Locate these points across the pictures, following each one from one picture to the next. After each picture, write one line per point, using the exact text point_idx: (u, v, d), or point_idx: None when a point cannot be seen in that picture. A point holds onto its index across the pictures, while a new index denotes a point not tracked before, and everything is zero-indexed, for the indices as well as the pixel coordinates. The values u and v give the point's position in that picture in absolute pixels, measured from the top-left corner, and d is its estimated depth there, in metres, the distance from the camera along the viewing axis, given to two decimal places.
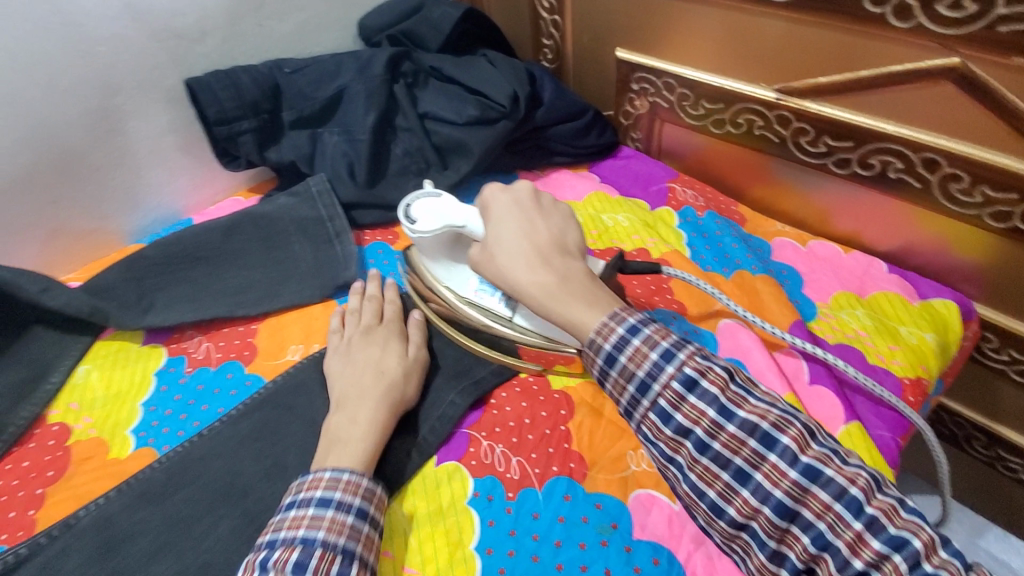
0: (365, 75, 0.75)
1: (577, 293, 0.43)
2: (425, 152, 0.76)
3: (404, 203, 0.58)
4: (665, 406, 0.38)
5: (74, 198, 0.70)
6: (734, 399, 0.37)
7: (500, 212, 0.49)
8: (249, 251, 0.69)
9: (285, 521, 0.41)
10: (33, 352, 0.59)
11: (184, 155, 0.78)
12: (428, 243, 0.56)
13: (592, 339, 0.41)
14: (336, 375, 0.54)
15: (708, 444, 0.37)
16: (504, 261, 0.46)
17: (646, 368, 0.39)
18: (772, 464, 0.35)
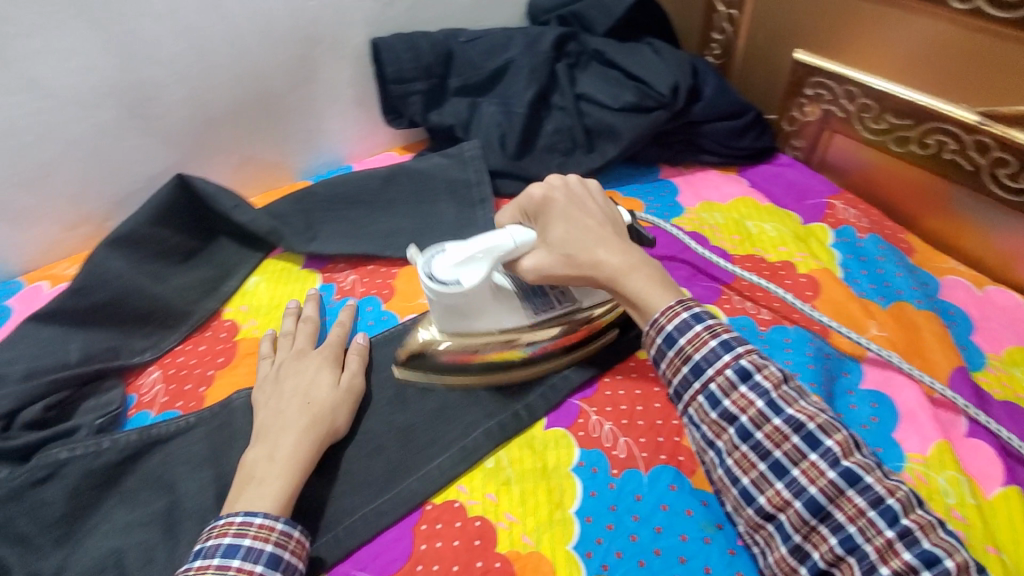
0: (532, 50, 0.78)
1: (647, 273, 0.47)
2: (574, 133, 0.77)
3: (426, 279, 0.48)
4: (716, 392, 0.42)
5: (265, 133, 0.80)
6: (786, 398, 0.41)
7: (546, 200, 0.51)
8: (400, 202, 0.75)
9: (190, 573, 0.39)
10: (218, 258, 0.69)
11: (359, 108, 0.85)
12: (479, 297, 0.50)
13: (658, 320, 0.44)
14: (262, 405, 0.51)
15: (752, 434, 0.41)
16: (567, 245, 0.48)
17: (703, 353, 0.42)
18: (812, 463, 0.39)
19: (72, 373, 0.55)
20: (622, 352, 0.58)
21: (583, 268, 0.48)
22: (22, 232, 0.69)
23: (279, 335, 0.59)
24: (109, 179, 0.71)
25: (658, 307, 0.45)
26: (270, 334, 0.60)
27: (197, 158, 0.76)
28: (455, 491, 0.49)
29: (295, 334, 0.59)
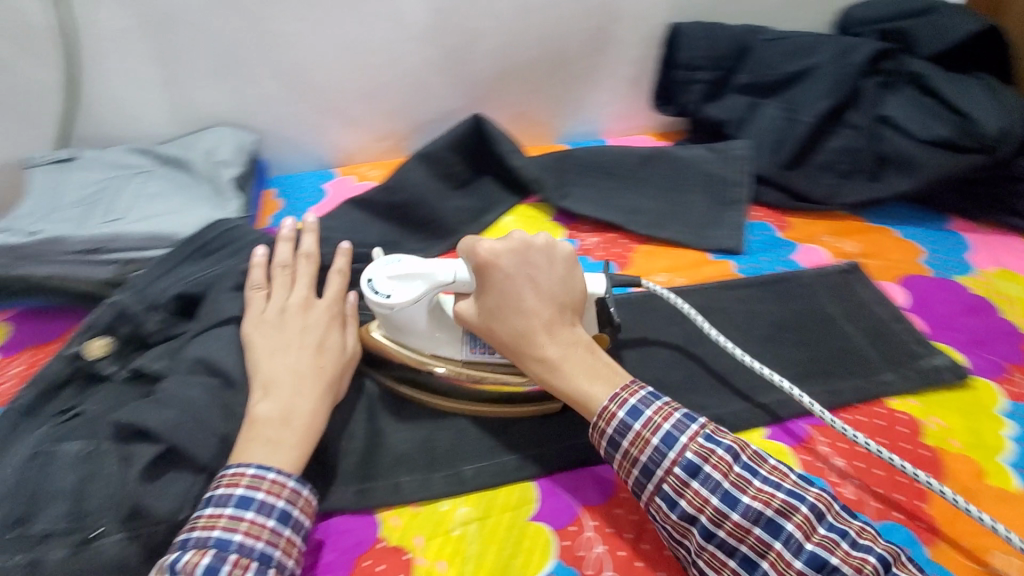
0: (842, 61, 0.73)
1: (581, 369, 0.47)
2: (863, 157, 0.73)
3: (364, 281, 0.52)
4: (671, 492, 0.42)
5: (547, 93, 0.86)
6: (738, 484, 0.41)
7: (488, 271, 0.48)
8: (653, 183, 0.76)
9: (200, 518, 0.41)
10: (483, 192, 0.77)
11: (633, 87, 0.88)
12: (409, 317, 0.52)
13: (597, 423, 0.45)
14: (264, 353, 0.51)
15: (714, 532, 0.41)
16: (501, 330, 0.48)
17: (648, 453, 0.43)
18: (778, 552, 0.40)
19: None
20: (867, 394, 0.55)
21: (522, 358, 0.48)
22: (347, 133, 0.85)
23: (278, 267, 0.57)
24: (418, 106, 0.84)
25: (590, 411, 0.46)
26: (261, 255, 0.57)
27: (486, 102, 0.85)
28: None
29: (291, 270, 0.58)
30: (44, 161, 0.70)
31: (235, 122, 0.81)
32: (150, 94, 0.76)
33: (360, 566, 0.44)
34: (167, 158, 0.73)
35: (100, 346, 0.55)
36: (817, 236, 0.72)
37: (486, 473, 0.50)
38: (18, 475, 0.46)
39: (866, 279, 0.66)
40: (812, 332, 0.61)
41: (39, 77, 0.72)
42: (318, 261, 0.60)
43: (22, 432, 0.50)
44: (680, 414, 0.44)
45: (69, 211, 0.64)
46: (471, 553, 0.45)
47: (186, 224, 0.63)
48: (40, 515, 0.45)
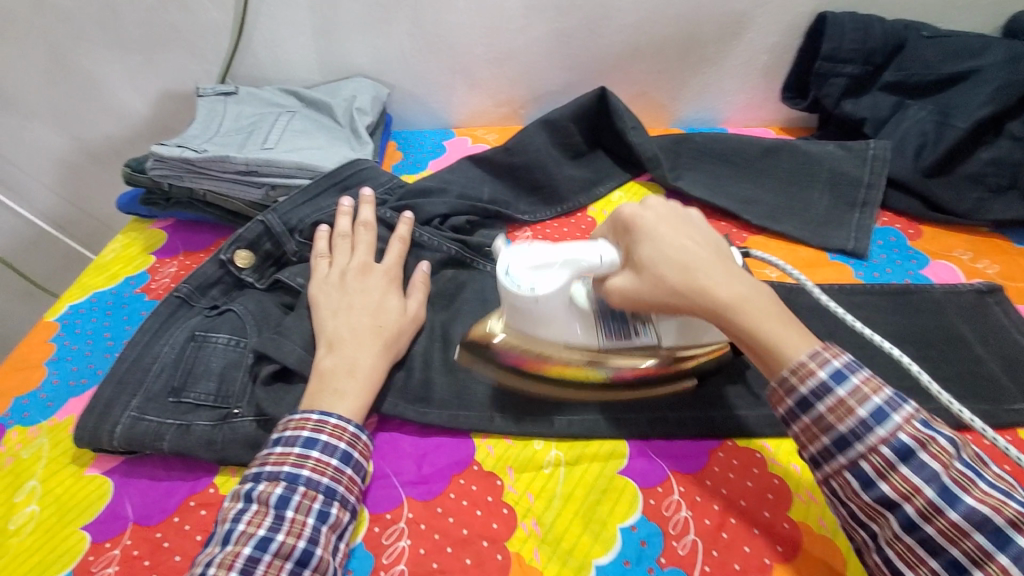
0: (1012, 66, 0.68)
1: (765, 310, 0.43)
2: (1018, 171, 0.68)
3: (502, 271, 0.48)
4: (869, 470, 0.38)
5: (671, 75, 0.85)
6: (961, 481, 0.37)
7: (642, 219, 0.46)
8: (773, 175, 0.74)
9: (271, 456, 0.45)
10: (597, 165, 0.78)
11: (762, 76, 0.85)
12: (550, 306, 0.49)
13: (788, 378, 0.41)
14: (328, 312, 0.54)
15: (918, 523, 0.37)
16: (670, 272, 0.44)
17: (849, 424, 0.39)
18: (998, 564, 0.34)
19: (482, 206, 0.70)
20: (998, 421, 0.52)
21: (692, 304, 0.44)
22: (470, 96, 0.89)
23: (339, 235, 0.61)
24: (543, 76, 0.86)
25: (788, 360, 0.41)
26: (326, 228, 0.61)
27: (609, 78, 0.86)
28: (759, 444, 0.51)
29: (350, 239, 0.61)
30: (211, 92, 0.79)
31: (374, 75, 0.87)
32: (304, 41, 0.83)
33: (457, 483, 0.49)
34: (312, 101, 0.80)
35: (243, 259, 0.62)
36: (953, 250, 0.68)
37: (578, 426, 0.52)
38: (176, 353, 0.54)
39: (1007, 302, 0.61)
40: (936, 347, 0.58)
41: (216, 17, 0.81)
42: (376, 228, 0.63)
43: (177, 320, 0.58)
44: (891, 392, 0.40)
45: (230, 137, 0.72)
46: (557, 493, 0.49)
47: (330, 159, 0.69)
48: (192, 389, 0.52)
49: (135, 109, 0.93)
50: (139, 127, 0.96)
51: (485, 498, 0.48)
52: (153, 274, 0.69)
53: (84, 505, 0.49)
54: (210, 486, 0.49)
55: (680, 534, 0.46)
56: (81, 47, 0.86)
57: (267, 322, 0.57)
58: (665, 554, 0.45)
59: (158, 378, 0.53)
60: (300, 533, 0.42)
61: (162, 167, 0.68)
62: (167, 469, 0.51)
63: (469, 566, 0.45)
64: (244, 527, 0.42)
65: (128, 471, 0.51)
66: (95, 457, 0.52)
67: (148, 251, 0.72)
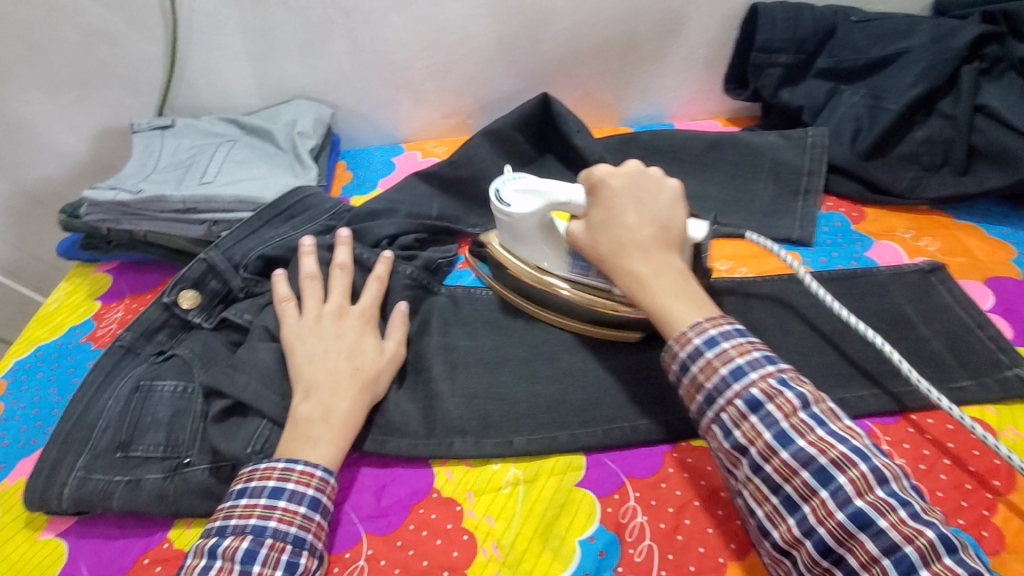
0: (938, 46, 0.70)
1: (667, 286, 0.47)
2: (951, 148, 0.70)
3: (493, 190, 0.58)
4: (726, 421, 0.41)
5: (614, 75, 0.85)
6: (839, 463, 0.38)
7: (603, 188, 0.51)
8: (718, 169, 0.74)
9: (236, 509, 0.45)
10: (545, 171, 0.78)
11: (703, 69, 0.85)
12: (524, 228, 0.57)
13: (671, 345, 0.45)
14: (302, 356, 0.53)
15: (761, 465, 0.40)
16: (604, 245, 0.50)
17: (713, 382, 0.42)
18: (822, 500, 0.38)
19: (430, 223, 0.69)
20: (944, 400, 0.53)
21: (613, 274, 0.49)
22: (415, 110, 0.88)
23: (306, 277, 0.59)
24: (486, 84, 0.85)
25: (673, 328, 0.45)
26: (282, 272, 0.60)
27: (552, 81, 0.86)
28: None
29: (319, 279, 0.59)
30: (146, 127, 0.77)
31: (315, 96, 0.85)
32: (239, 67, 0.82)
33: (417, 513, 0.49)
34: (251, 127, 0.78)
35: (189, 299, 0.60)
36: (895, 229, 0.69)
37: (536, 444, 0.52)
38: (121, 407, 0.53)
39: (950, 281, 0.62)
40: (883, 330, 0.59)
41: (146, 50, 0.79)
42: (352, 269, 0.61)
43: (122, 369, 0.57)
44: (771, 368, 0.42)
45: (167, 174, 0.70)
46: (516, 512, 0.48)
47: (271, 188, 0.68)
48: (140, 442, 0.51)
49: (72, 148, 0.90)
50: (77, 166, 0.93)
51: (445, 526, 0.48)
52: (98, 321, 0.67)
53: (38, 569, 0.48)
54: (164, 541, 0.48)
55: (637, 541, 0.46)
56: (8, 90, 0.83)
57: (217, 361, 0.56)
58: (622, 562, 0.45)
59: (104, 434, 0.52)
60: None
61: (97, 212, 0.66)
62: (121, 528, 0.50)
63: None
64: None
65: (81, 532, 0.50)
66: (47, 520, 0.51)
67: (93, 296, 0.71)
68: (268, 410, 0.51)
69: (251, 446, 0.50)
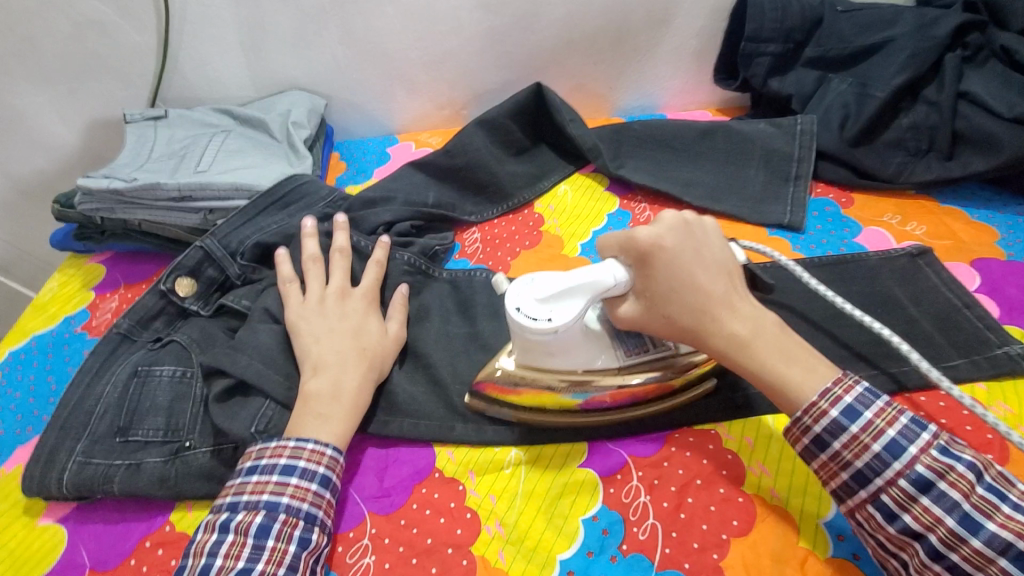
0: (921, 34, 0.71)
1: (771, 347, 0.44)
2: (936, 134, 0.71)
3: (514, 309, 0.47)
4: (823, 440, 0.42)
5: (607, 65, 0.86)
6: (982, 508, 0.38)
7: (663, 254, 0.45)
8: (710, 156, 0.76)
9: (248, 485, 0.45)
10: (540, 159, 0.78)
11: (695, 59, 0.86)
12: (569, 335, 0.48)
13: (802, 419, 0.43)
14: (308, 336, 0.53)
15: (899, 514, 0.40)
16: (684, 313, 0.46)
17: (824, 425, 0.42)
18: (929, 506, 0.39)
19: (427, 210, 0.70)
20: (934, 377, 0.55)
21: (703, 339, 0.46)
22: (409, 100, 0.88)
23: (309, 259, 0.59)
24: (480, 75, 0.86)
25: (800, 398, 0.43)
26: (285, 253, 0.60)
27: (546, 72, 0.86)
28: (712, 423, 0.53)
29: (321, 261, 0.60)
30: (139, 118, 0.76)
31: (309, 87, 0.85)
32: (233, 58, 0.81)
33: (419, 492, 0.49)
34: (245, 118, 0.78)
35: (185, 286, 0.60)
36: (883, 215, 0.71)
37: (537, 432, 0.52)
38: (120, 392, 0.53)
39: (937, 264, 0.63)
40: (874, 311, 0.60)
41: (138, 41, 0.79)
42: (352, 252, 0.61)
43: (120, 356, 0.57)
44: (905, 419, 0.41)
45: (161, 163, 0.70)
46: (518, 492, 0.49)
47: (267, 177, 0.67)
48: (139, 427, 0.51)
49: (64, 141, 0.90)
50: (68, 160, 0.92)
51: (447, 505, 0.49)
52: (93, 310, 0.67)
53: (39, 555, 0.48)
54: (166, 524, 0.49)
55: (640, 519, 0.47)
56: None
57: (216, 345, 0.56)
58: (626, 540, 0.46)
59: (103, 419, 0.52)
60: (280, 560, 0.42)
61: (93, 201, 0.66)
62: (122, 512, 0.50)
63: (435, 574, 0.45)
64: (223, 560, 0.42)
65: (81, 518, 0.50)
66: (47, 506, 0.51)
67: (87, 286, 0.70)
68: (269, 393, 0.51)
69: (256, 426, 0.50)
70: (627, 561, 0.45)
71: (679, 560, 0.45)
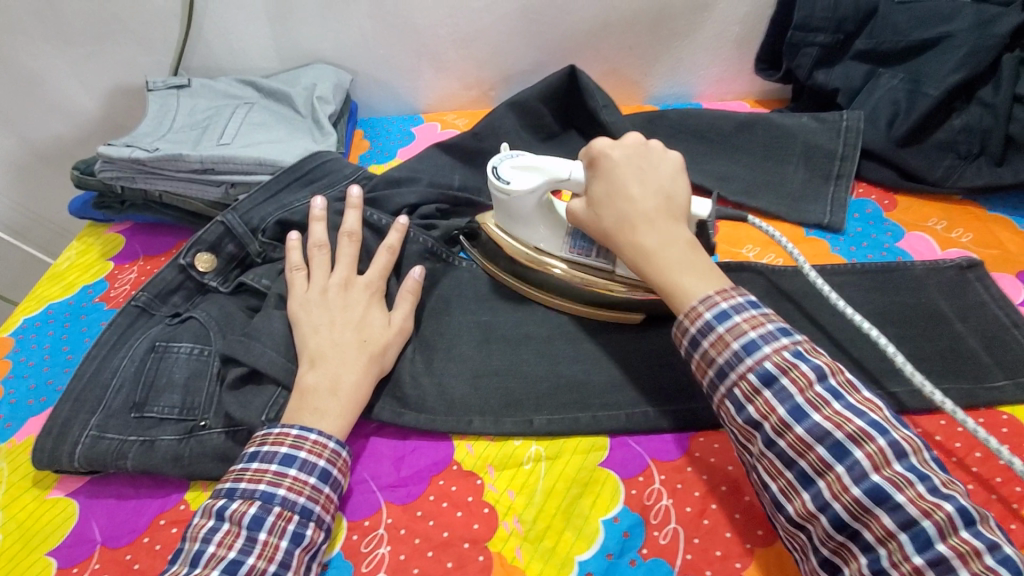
0: (983, 30, 0.66)
1: (677, 259, 0.46)
2: (989, 137, 0.68)
3: (491, 167, 0.56)
4: (738, 395, 0.41)
5: (642, 50, 0.83)
6: (855, 437, 0.37)
7: (606, 161, 0.51)
8: (748, 150, 0.73)
9: (247, 472, 0.44)
10: (570, 146, 0.76)
11: (735, 48, 0.83)
12: (523, 206, 0.55)
13: (683, 320, 0.44)
14: (309, 327, 0.52)
15: (774, 441, 0.39)
16: (608, 218, 0.50)
17: (772, 420, 0.39)
18: (837, 475, 0.37)
19: (452, 193, 0.67)
20: (978, 400, 0.52)
21: (618, 243, 0.49)
22: (436, 79, 0.85)
23: (315, 245, 0.57)
24: (510, 55, 0.83)
25: (684, 301, 0.45)
26: (297, 237, 0.58)
27: (578, 55, 0.83)
28: None
29: (328, 248, 0.58)
30: (161, 86, 0.75)
31: (334, 61, 0.83)
32: (258, 28, 0.79)
33: (436, 484, 0.48)
34: (269, 91, 0.76)
35: (205, 262, 0.59)
36: (927, 219, 0.68)
37: (559, 425, 0.51)
38: (137, 366, 0.52)
39: (987, 278, 0.60)
40: (917, 326, 0.57)
41: (162, 5, 0.77)
42: (360, 237, 0.59)
43: (137, 330, 0.56)
44: (771, 326, 0.42)
45: (184, 134, 0.68)
46: (539, 488, 0.48)
47: (290, 152, 0.66)
48: (155, 403, 0.50)
49: (84, 107, 0.88)
50: (89, 125, 0.91)
51: (466, 498, 0.47)
52: (111, 281, 0.66)
53: (50, 529, 0.47)
54: (180, 503, 0.48)
55: (662, 524, 0.46)
56: (20, 43, 0.81)
57: (234, 327, 0.54)
58: (647, 544, 0.45)
59: (118, 394, 0.51)
60: (272, 556, 0.41)
61: (112, 169, 0.64)
62: (135, 488, 0.49)
63: (451, 568, 0.44)
64: (215, 548, 0.41)
65: (93, 492, 0.49)
66: (58, 479, 0.50)
67: (106, 257, 0.69)
68: (286, 377, 0.50)
69: (266, 414, 0.49)
70: (648, 565, 0.44)
71: (701, 567, 0.43)
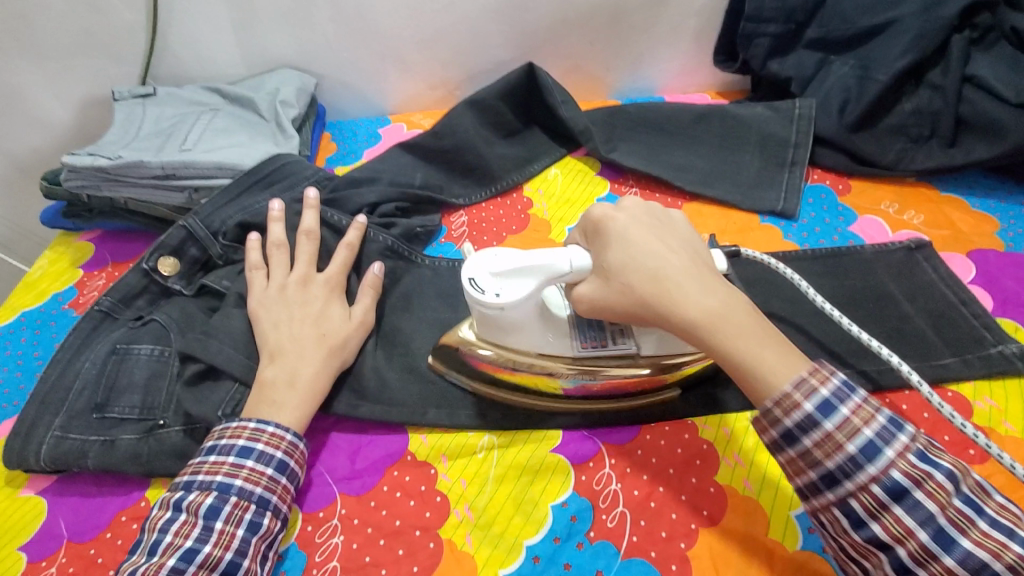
0: (929, 13, 0.67)
1: (741, 329, 0.41)
2: (938, 120, 0.69)
3: (464, 278, 0.45)
4: (794, 435, 0.40)
5: (603, 46, 0.84)
6: (915, 477, 0.37)
7: (619, 222, 0.45)
8: (705, 141, 0.74)
9: (205, 464, 0.45)
10: (531, 142, 0.77)
11: (694, 40, 0.84)
12: (518, 314, 0.46)
13: (772, 409, 0.40)
14: (268, 323, 0.53)
15: (834, 481, 0.39)
16: (655, 292, 0.42)
17: (837, 460, 0.38)
18: (897, 517, 0.37)
19: (413, 192, 0.69)
20: (923, 377, 0.54)
21: (668, 320, 0.42)
22: (402, 80, 0.87)
23: (274, 244, 0.58)
24: (472, 54, 0.84)
25: (771, 390, 0.40)
26: (257, 236, 0.59)
27: (540, 52, 0.84)
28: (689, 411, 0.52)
29: (288, 247, 0.59)
30: (127, 95, 0.76)
31: (299, 66, 0.84)
32: (222, 35, 0.80)
33: (391, 475, 0.49)
34: (234, 97, 0.77)
35: (168, 265, 0.60)
36: (881, 203, 0.69)
37: (510, 415, 0.52)
38: (98, 368, 0.53)
39: (936, 258, 0.61)
40: (866, 307, 0.59)
41: (127, 16, 0.78)
42: (319, 236, 0.60)
43: (101, 333, 0.57)
44: (819, 356, 0.40)
45: (148, 141, 0.70)
46: (490, 475, 0.49)
47: (250, 156, 0.67)
48: (116, 404, 0.51)
49: (57, 119, 0.89)
50: (62, 137, 0.92)
51: (418, 488, 0.49)
52: (80, 288, 0.67)
53: (19, 527, 0.49)
54: (140, 500, 0.49)
55: (610, 507, 0.47)
56: None
57: (195, 326, 0.56)
58: (594, 528, 0.46)
59: (81, 396, 0.52)
60: (228, 544, 0.42)
61: (77, 178, 0.66)
62: (98, 486, 0.50)
63: (400, 556, 0.45)
64: (172, 538, 0.42)
65: (60, 490, 0.51)
66: (28, 478, 0.52)
67: (76, 264, 0.70)
68: (241, 374, 0.52)
69: (223, 409, 0.50)
70: (594, 548, 0.45)
71: (646, 549, 0.45)
